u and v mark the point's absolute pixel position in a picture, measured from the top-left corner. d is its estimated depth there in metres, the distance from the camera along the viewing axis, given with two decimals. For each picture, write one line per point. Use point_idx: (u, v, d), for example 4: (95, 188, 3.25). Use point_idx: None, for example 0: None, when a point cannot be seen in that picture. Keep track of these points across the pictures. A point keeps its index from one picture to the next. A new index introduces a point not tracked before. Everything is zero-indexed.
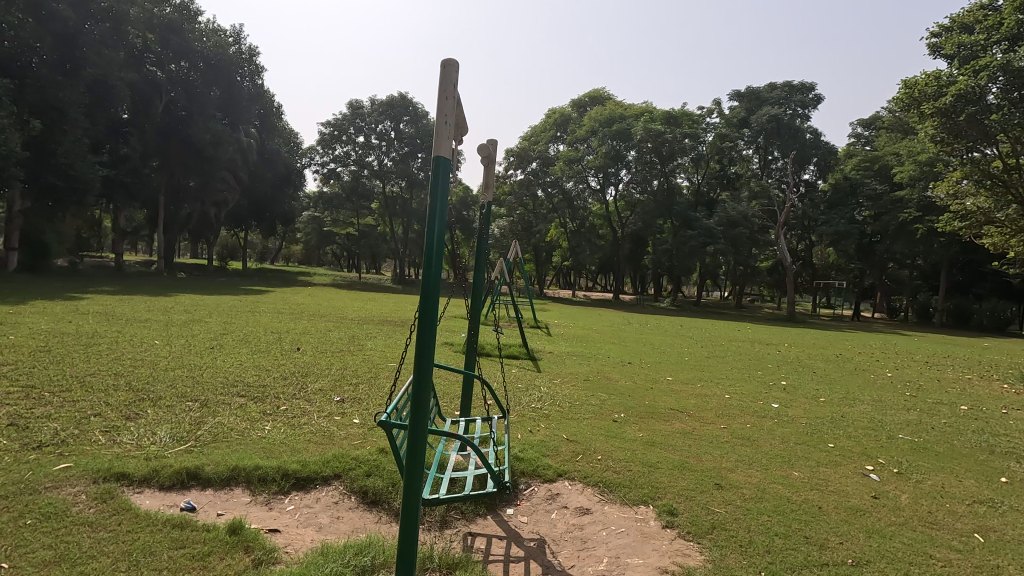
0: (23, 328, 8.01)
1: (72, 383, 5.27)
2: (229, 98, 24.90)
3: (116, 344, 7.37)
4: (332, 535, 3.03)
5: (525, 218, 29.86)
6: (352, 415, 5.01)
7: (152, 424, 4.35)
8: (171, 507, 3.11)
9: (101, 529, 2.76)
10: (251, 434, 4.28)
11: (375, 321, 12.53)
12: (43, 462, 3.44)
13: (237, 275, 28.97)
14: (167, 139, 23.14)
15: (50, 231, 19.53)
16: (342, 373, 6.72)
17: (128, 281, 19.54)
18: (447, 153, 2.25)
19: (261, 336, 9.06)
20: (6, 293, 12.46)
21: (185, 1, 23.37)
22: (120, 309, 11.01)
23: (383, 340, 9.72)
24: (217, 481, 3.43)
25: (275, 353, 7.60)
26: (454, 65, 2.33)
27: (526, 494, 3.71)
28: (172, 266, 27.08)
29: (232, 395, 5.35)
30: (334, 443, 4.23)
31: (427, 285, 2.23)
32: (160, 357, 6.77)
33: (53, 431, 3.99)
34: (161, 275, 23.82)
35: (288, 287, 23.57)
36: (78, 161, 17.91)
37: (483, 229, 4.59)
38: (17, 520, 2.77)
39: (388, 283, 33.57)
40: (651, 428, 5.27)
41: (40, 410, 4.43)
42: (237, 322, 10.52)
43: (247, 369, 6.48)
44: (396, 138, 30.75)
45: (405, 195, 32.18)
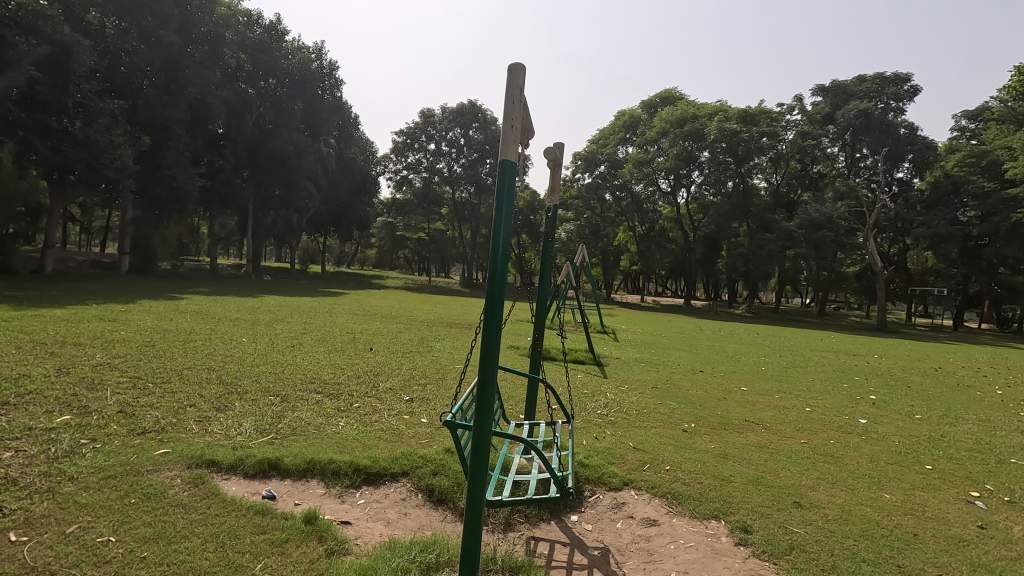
0: (132, 325, 8.85)
1: (171, 376, 5.75)
2: (311, 111, 26.43)
3: (209, 341, 7.97)
4: (399, 530, 3.11)
5: (592, 221, 30.03)
6: (420, 414, 5.15)
7: (238, 416, 4.66)
8: (253, 495, 3.31)
9: (193, 512, 2.99)
10: (326, 429, 4.50)
11: (444, 323, 12.80)
12: (147, 447, 3.77)
13: (318, 278, 30.62)
14: (256, 151, 24.83)
15: (155, 237, 21.36)
16: (411, 373, 6.92)
17: (221, 283, 21.11)
18: (513, 157, 2.30)
19: (337, 335, 9.52)
20: (117, 294, 13.77)
21: (274, 21, 24.91)
22: (213, 309, 11.87)
23: (451, 342, 9.92)
24: (295, 473, 3.62)
25: (350, 352, 7.96)
26: (520, 69, 2.38)
27: (590, 501, 3.65)
28: (259, 269, 29.00)
29: (310, 391, 5.64)
30: (403, 440, 4.37)
31: (493, 288, 2.27)
32: (247, 354, 7.25)
33: (154, 419, 4.37)
34: (250, 278, 25.62)
35: (364, 290, 24.65)
36: (180, 173, 19.62)
37: (549, 232, 4.55)
38: (124, 498, 3.05)
39: (456, 286, 34.30)
40: (724, 439, 5.04)
41: (145, 399, 4.88)
42: (316, 322, 11.09)
43: (324, 367, 6.83)
44: (466, 144, 31.38)
45: (473, 201, 32.77)
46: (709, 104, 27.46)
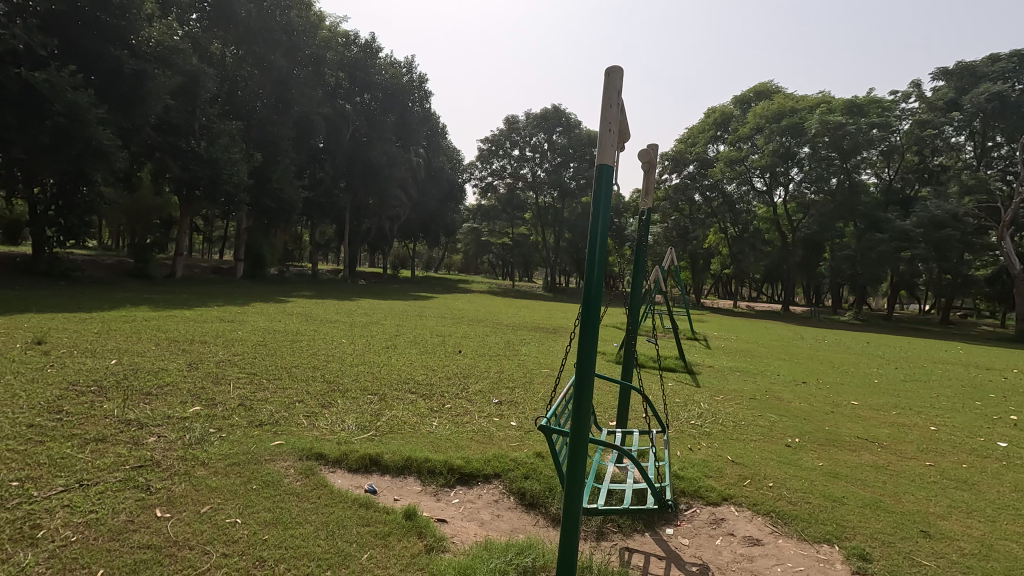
0: (248, 325, 9.71)
1: (282, 372, 6.24)
2: (403, 123, 27.70)
3: (313, 341, 8.57)
4: (493, 531, 3.16)
5: (681, 223, 29.16)
6: (510, 417, 5.21)
7: (341, 413, 4.97)
8: (357, 488, 3.50)
9: (306, 500, 3.22)
10: (421, 428, 4.68)
11: (529, 327, 12.89)
12: (264, 438, 4.12)
13: (408, 283, 31.99)
14: (353, 163, 26.42)
15: (265, 245, 23.31)
16: (499, 376, 7.03)
17: (321, 287, 22.64)
18: (611, 161, 2.29)
19: (428, 338, 9.88)
20: (234, 297, 15.17)
21: (369, 40, 26.40)
22: (316, 312, 12.76)
23: (537, 346, 9.98)
24: (394, 469, 3.80)
25: (440, 354, 8.24)
26: (618, 71, 2.34)
27: (687, 515, 3.51)
28: (355, 274, 30.80)
29: (405, 391, 5.90)
30: (494, 442, 4.44)
31: (589, 292, 2.26)
32: (347, 354, 7.72)
33: (269, 412, 4.76)
34: (346, 282, 27.26)
35: (451, 294, 25.40)
36: (287, 185, 21.28)
37: (641, 237, 4.46)
38: (247, 484, 3.35)
39: (539, 291, 34.44)
40: (834, 457, 4.66)
41: (261, 393, 5.34)
42: (408, 325, 11.59)
43: (417, 368, 7.11)
44: (549, 149, 31.50)
45: (557, 205, 32.79)
46: (810, 96, 25.65)
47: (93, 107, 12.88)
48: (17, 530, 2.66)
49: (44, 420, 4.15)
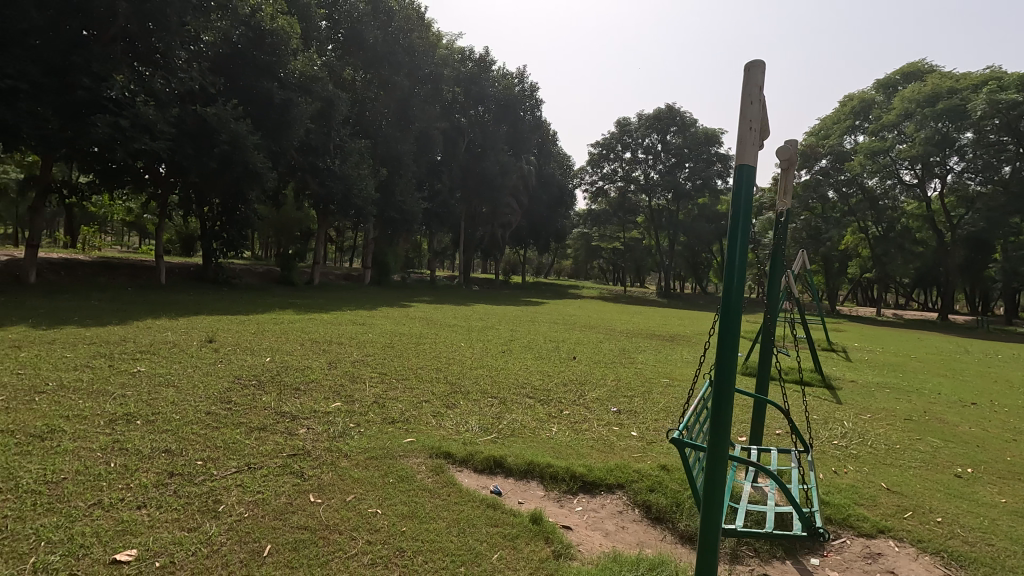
0: (377, 328, 10.47)
1: (409, 373, 6.66)
2: (515, 132, 28.37)
3: (434, 344, 9.04)
4: (620, 543, 3.10)
5: (813, 223, 27.02)
6: (630, 427, 5.09)
7: (465, 414, 5.16)
8: (483, 488, 3.62)
9: (437, 497, 3.39)
10: (541, 433, 4.72)
11: (644, 334, 12.52)
12: (397, 435, 4.40)
13: (519, 288, 32.61)
14: (467, 173, 27.55)
15: (389, 253, 25.01)
16: (616, 384, 6.89)
17: (439, 293, 23.79)
18: (752, 160, 2.18)
19: (542, 343, 9.97)
20: (363, 301, 16.45)
21: (483, 54, 27.36)
22: (436, 316, 13.43)
23: (653, 354, 9.65)
24: (518, 472, 3.87)
25: (555, 360, 8.27)
26: (759, 66, 2.23)
27: (834, 545, 3.18)
28: (469, 280, 32.03)
29: (523, 395, 5.99)
30: (616, 452, 4.36)
31: (729, 301, 2.15)
32: (467, 357, 8.02)
33: (400, 410, 5.08)
34: (461, 288, 28.41)
35: (562, 300, 25.46)
36: (408, 197, 22.71)
37: (778, 239, 4.09)
38: (385, 477, 3.60)
39: (652, 296, 33.37)
40: (1019, 493, 3.97)
41: (392, 392, 5.72)
42: (522, 330, 11.78)
43: (533, 373, 7.20)
44: (663, 150, 30.50)
45: (671, 207, 31.62)
46: (974, 73, 22.26)
47: (250, 134, 14.71)
48: (204, 503, 3.09)
49: (217, 408, 4.80)
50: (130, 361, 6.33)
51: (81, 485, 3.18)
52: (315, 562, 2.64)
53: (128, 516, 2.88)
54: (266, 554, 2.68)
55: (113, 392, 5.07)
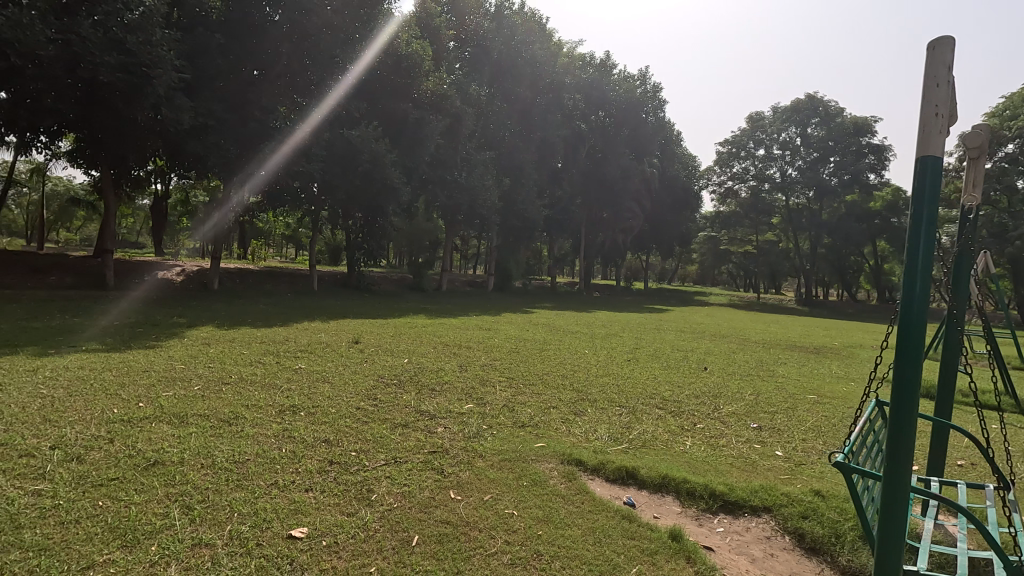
0: (503, 333, 10.79)
1: (535, 379, 6.75)
2: (637, 135, 27.82)
3: (558, 350, 9.08)
4: (769, 572, 2.86)
5: (998, 219, 22.95)
6: (774, 446, 4.70)
7: (593, 422, 5.12)
8: (616, 499, 3.55)
9: (570, 503, 3.39)
10: (674, 446, 4.53)
11: (784, 345, 11.52)
12: (528, 439, 4.49)
13: (642, 295, 31.72)
14: (588, 179, 27.51)
15: (511, 260, 25.65)
16: (755, 399, 6.40)
17: (560, 299, 23.92)
18: (939, 151, 1.93)
19: (670, 352, 9.58)
20: (488, 307, 17.02)
21: (604, 58, 27.21)
22: (559, 322, 13.51)
23: (796, 367, 8.83)
24: (651, 485, 3.75)
25: (685, 370, 7.90)
26: (949, 42, 1.97)
27: None
28: (589, 286, 31.84)
29: (653, 406, 5.81)
30: (759, 472, 4.04)
31: (910, 312, 1.94)
32: (592, 364, 7.95)
33: (529, 415, 5.17)
34: (582, 294, 28.31)
35: (688, 307, 24.31)
36: (530, 206, 23.18)
37: (964, 243, 3.39)
38: (519, 480, 3.68)
39: (790, 304, 30.62)
40: None
41: (520, 397, 5.85)
42: (647, 338, 11.43)
43: (661, 383, 6.94)
44: (804, 144, 28.11)
45: (812, 206, 28.88)
46: None
47: (387, 152, 15.99)
48: (360, 491, 3.39)
49: (366, 404, 5.25)
50: (292, 358, 7.15)
51: (261, 466, 3.64)
52: (459, 556, 2.77)
53: (299, 497, 3.25)
54: (414, 543, 2.86)
55: (281, 385, 5.77)
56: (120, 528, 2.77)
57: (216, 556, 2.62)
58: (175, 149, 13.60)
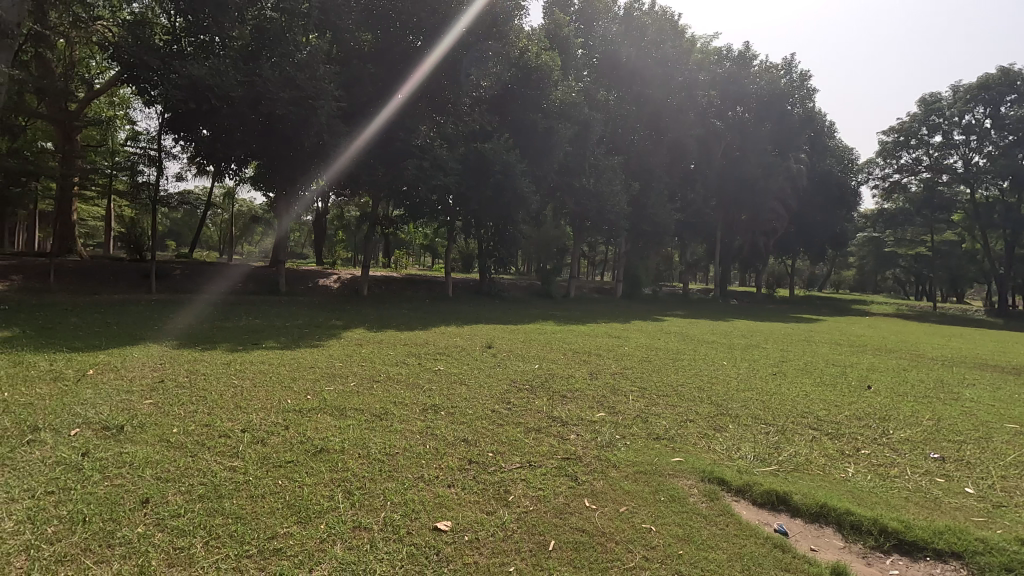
0: (633, 342, 10.51)
1: (670, 390, 6.48)
2: (781, 129, 25.73)
3: (694, 361, 8.64)
4: None
5: None
6: (963, 481, 4.01)
7: (735, 439, 4.78)
8: (766, 525, 3.28)
9: (713, 524, 3.20)
10: (834, 473, 4.07)
11: (971, 364, 9.81)
12: (665, 452, 4.32)
13: (787, 303, 29.03)
14: (725, 179, 25.96)
15: (641, 266, 24.94)
16: (935, 425, 5.52)
17: (693, 307, 22.75)
18: None
19: (824, 367, 8.63)
20: (617, 314, 16.71)
21: (742, 50, 25.56)
22: (693, 331, 12.86)
23: (990, 390, 7.46)
24: (807, 514, 3.41)
25: (844, 388, 7.05)
26: None
27: None
28: (725, 293, 29.91)
29: (805, 426, 5.27)
30: (945, 511, 3.47)
31: None
32: (731, 377, 7.43)
33: (664, 427, 4.98)
34: (717, 302, 26.65)
35: (844, 317, 21.75)
36: (661, 209, 22.41)
37: None
38: (656, 494, 3.56)
39: (978, 314, 26.05)
40: None
41: (653, 408, 5.65)
42: (795, 351, 10.41)
43: (814, 401, 6.27)
44: (994, 126, 23.92)
45: (1007, 199, 24.41)
46: None
47: (517, 162, 16.47)
48: (497, 492, 3.51)
49: (500, 407, 5.43)
50: (432, 360, 7.65)
51: (409, 459, 3.93)
52: (596, 566, 2.75)
53: (442, 491, 3.45)
54: (550, 548, 2.89)
55: (423, 385, 6.18)
56: (296, 505, 3.15)
57: (371, 539, 2.87)
58: (333, 170, 15.26)
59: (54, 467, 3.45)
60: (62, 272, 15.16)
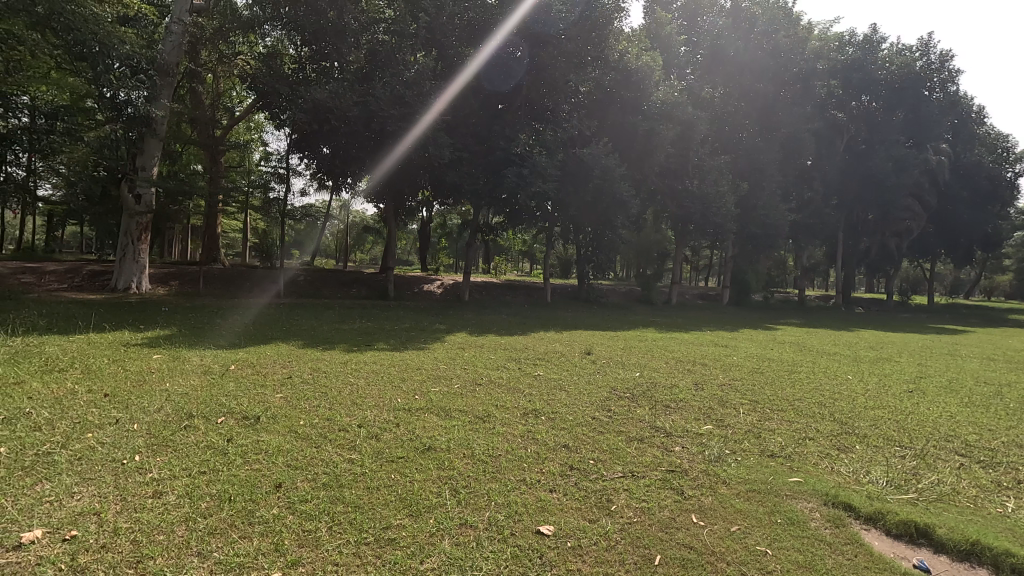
0: (742, 351, 9.92)
1: (786, 404, 6.01)
2: (915, 118, 23.14)
3: (813, 373, 7.95)
4: None
5: None
6: None
7: (863, 461, 4.34)
8: (903, 559, 2.95)
9: (838, 553, 2.95)
10: (989, 507, 3.56)
11: None
12: (781, 471, 4.03)
13: (925, 312, 25.86)
14: (847, 176, 23.78)
15: (750, 271, 23.41)
16: None
17: (811, 315, 20.94)
18: None
19: (973, 385, 7.57)
20: (724, 322, 15.84)
21: (868, 34, 23.31)
22: (811, 341, 11.87)
23: None
24: (955, 551, 3.02)
25: (1000, 411, 6.13)
26: None
27: None
28: (849, 300, 27.28)
29: (950, 452, 4.67)
30: None
31: None
32: (858, 393, 6.74)
33: (779, 444, 4.64)
34: (839, 310, 24.37)
35: (998, 328, 18.95)
36: (773, 210, 20.97)
37: None
38: (771, 515, 3.34)
39: None
40: None
41: (767, 423, 5.27)
42: (936, 365, 9.23)
43: (962, 424, 5.52)
44: None
45: None
46: None
47: (616, 166, 16.24)
48: (599, 500, 3.47)
49: (600, 415, 5.35)
50: (532, 365, 7.73)
51: (511, 462, 4.02)
52: None
53: (544, 496, 3.48)
54: (656, 563, 2.82)
55: (524, 390, 6.26)
56: (407, 499, 3.33)
57: (477, 537, 2.96)
58: (438, 180, 15.99)
59: (206, 450, 3.94)
60: (208, 278, 17.25)
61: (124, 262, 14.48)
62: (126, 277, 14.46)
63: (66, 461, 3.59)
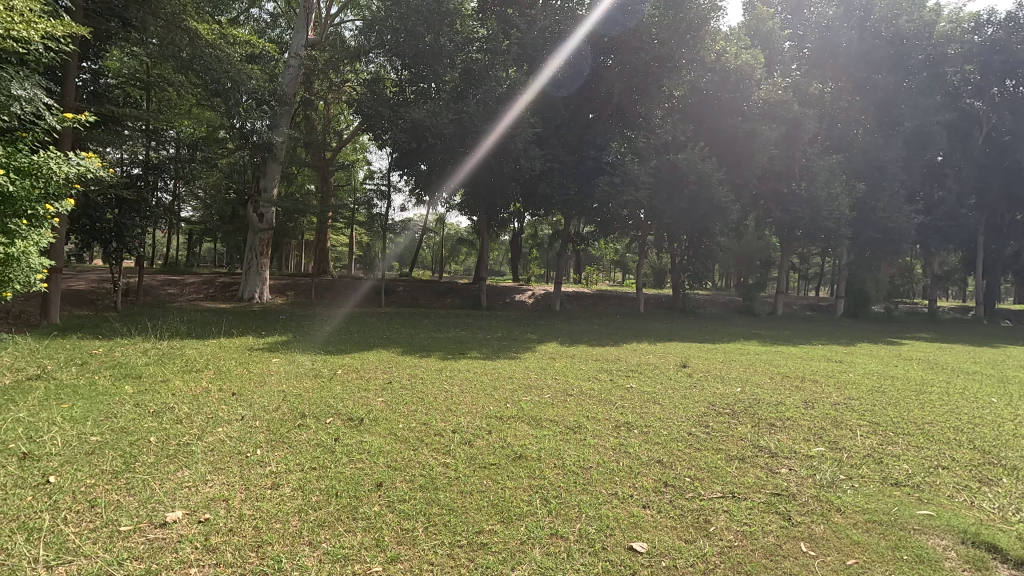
0: (859, 367, 9.08)
1: (914, 429, 5.37)
2: None
3: (948, 396, 7.01)
4: None
5: None
6: None
7: (1013, 497, 3.78)
8: None
9: None
10: None
11: None
12: (907, 502, 3.62)
13: None
14: (988, 171, 21.06)
15: (869, 280, 21.35)
16: None
17: (946, 328, 18.66)
18: None
19: None
20: (840, 335, 14.58)
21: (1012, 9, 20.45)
22: (944, 358, 10.59)
23: None
24: None
25: None
26: None
27: None
28: (993, 312, 23.98)
29: None
30: None
31: None
32: (1004, 419, 5.88)
33: (906, 472, 4.16)
34: (981, 323, 21.49)
35: None
36: (895, 213, 19.03)
37: None
38: (896, 551, 3.01)
39: None
40: None
41: (890, 448, 4.76)
42: None
43: None
44: None
45: None
46: None
47: (714, 171, 15.58)
48: (696, 519, 3.32)
49: (698, 430, 5.12)
50: (624, 378, 7.54)
51: (603, 475, 3.95)
52: None
53: (637, 512, 3.39)
54: None
55: (616, 402, 6.13)
56: (499, 505, 3.39)
57: (568, 549, 2.94)
58: (530, 192, 16.22)
59: (317, 447, 4.26)
60: (320, 289, 18.71)
61: (250, 275, 16.08)
62: (250, 288, 16.05)
63: (201, 451, 4.05)
